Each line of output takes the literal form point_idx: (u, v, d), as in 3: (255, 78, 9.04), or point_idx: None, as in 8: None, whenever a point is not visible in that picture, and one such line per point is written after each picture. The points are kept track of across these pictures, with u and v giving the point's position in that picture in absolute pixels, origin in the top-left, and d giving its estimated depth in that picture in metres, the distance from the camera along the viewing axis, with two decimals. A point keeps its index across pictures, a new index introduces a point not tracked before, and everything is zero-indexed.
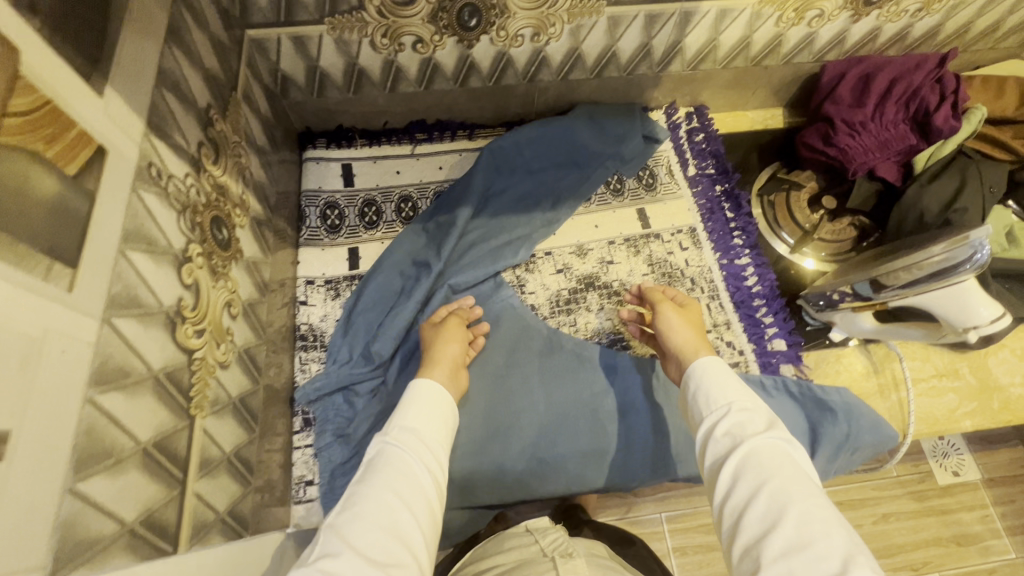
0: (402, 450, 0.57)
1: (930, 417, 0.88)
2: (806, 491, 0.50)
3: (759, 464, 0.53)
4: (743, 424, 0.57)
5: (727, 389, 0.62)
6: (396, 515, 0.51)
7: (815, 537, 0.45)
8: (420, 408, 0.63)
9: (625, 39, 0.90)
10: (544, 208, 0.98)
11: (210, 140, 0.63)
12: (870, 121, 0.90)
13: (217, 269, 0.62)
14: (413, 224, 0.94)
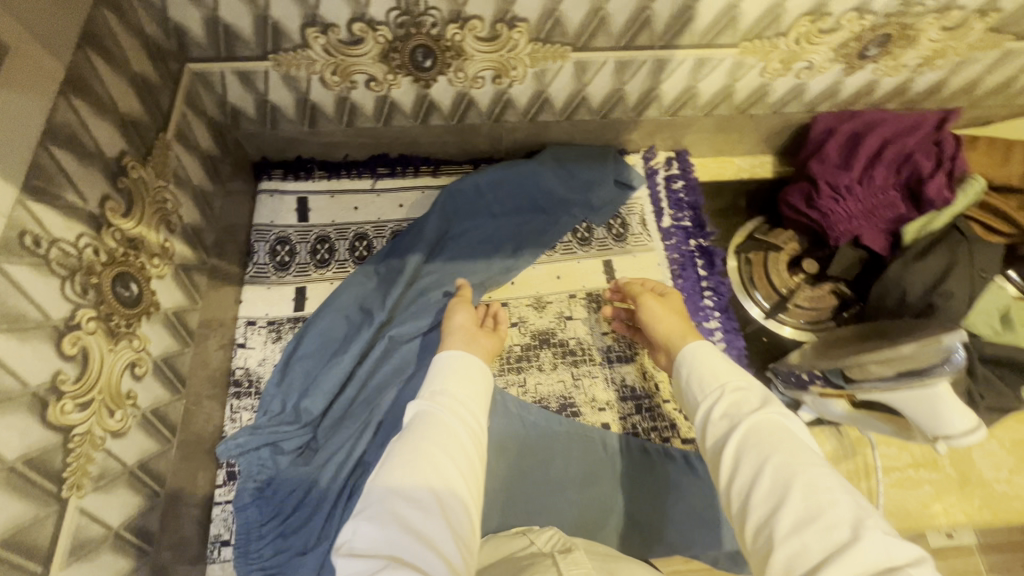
0: (435, 409, 0.54)
1: (903, 512, 0.81)
2: (810, 464, 0.46)
3: (762, 439, 0.49)
4: (740, 404, 0.53)
5: (719, 373, 0.57)
6: (436, 469, 0.48)
7: (823, 509, 0.42)
8: (450, 372, 0.60)
9: (595, 83, 0.84)
10: (505, 252, 0.93)
11: (119, 192, 0.60)
12: (857, 185, 0.83)
13: (117, 330, 0.58)
14: (364, 265, 0.88)
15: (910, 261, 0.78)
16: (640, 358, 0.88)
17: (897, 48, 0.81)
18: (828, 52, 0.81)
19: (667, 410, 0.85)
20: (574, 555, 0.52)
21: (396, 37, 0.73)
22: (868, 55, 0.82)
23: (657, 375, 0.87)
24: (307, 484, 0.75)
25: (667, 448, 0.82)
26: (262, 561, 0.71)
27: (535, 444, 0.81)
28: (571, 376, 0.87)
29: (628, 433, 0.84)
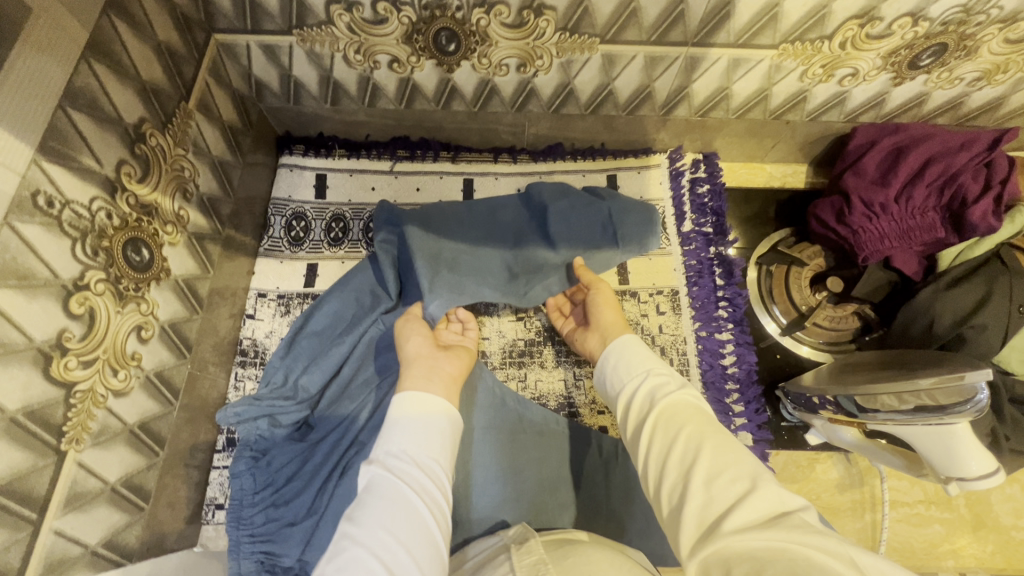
0: (394, 480, 0.54)
1: (906, 549, 0.78)
2: (718, 431, 0.47)
3: (671, 416, 0.49)
4: (659, 387, 0.55)
5: (636, 369, 0.58)
6: (390, 556, 0.48)
7: (728, 465, 0.42)
8: (409, 428, 0.59)
9: (622, 79, 0.81)
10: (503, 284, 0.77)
11: (136, 158, 0.61)
12: (893, 205, 0.79)
13: (126, 293, 0.59)
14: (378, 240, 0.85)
15: (942, 288, 0.73)
16: None
17: (953, 59, 0.75)
18: (875, 60, 0.76)
19: None
20: (529, 546, 0.53)
21: (420, 18, 0.72)
22: (920, 65, 0.76)
23: None
24: (302, 457, 0.77)
25: None
26: (252, 529, 0.73)
27: (531, 442, 0.79)
28: (572, 376, 0.86)
29: (625, 439, 0.83)
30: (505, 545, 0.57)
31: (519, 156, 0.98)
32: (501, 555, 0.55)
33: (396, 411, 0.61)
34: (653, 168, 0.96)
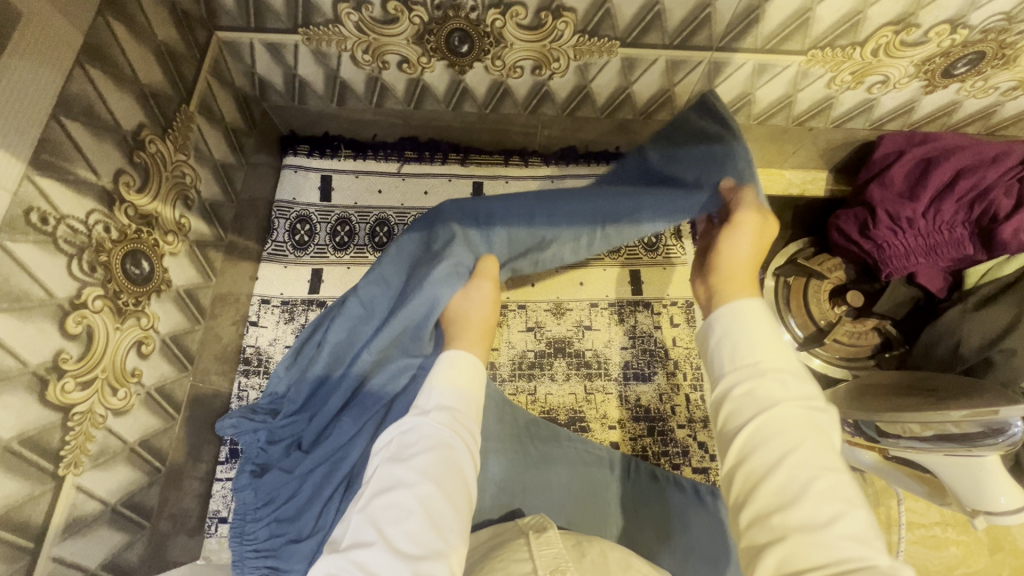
0: (438, 428, 0.56)
1: (921, 571, 0.76)
2: (832, 466, 0.42)
3: (782, 433, 0.44)
4: (772, 390, 0.46)
5: (773, 365, 0.47)
6: (428, 498, 0.51)
7: (837, 517, 0.39)
8: (453, 382, 0.61)
9: (641, 83, 0.78)
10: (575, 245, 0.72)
11: (135, 167, 0.58)
12: (920, 219, 0.75)
13: (125, 308, 0.57)
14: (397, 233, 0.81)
15: (970, 309, 0.71)
16: (658, 378, 0.84)
17: (990, 68, 0.72)
18: (908, 67, 0.72)
19: (679, 436, 0.82)
20: (548, 536, 0.58)
21: (432, 18, 0.68)
22: (954, 73, 0.73)
23: (675, 399, 0.83)
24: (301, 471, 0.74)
25: (676, 477, 0.78)
26: (255, 543, 0.73)
27: (537, 455, 0.77)
28: (583, 390, 0.84)
29: (637, 455, 0.81)
30: (524, 531, 0.62)
31: (530, 159, 0.96)
32: (521, 539, 0.60)
33: (446, 366, 0.62)
34: None
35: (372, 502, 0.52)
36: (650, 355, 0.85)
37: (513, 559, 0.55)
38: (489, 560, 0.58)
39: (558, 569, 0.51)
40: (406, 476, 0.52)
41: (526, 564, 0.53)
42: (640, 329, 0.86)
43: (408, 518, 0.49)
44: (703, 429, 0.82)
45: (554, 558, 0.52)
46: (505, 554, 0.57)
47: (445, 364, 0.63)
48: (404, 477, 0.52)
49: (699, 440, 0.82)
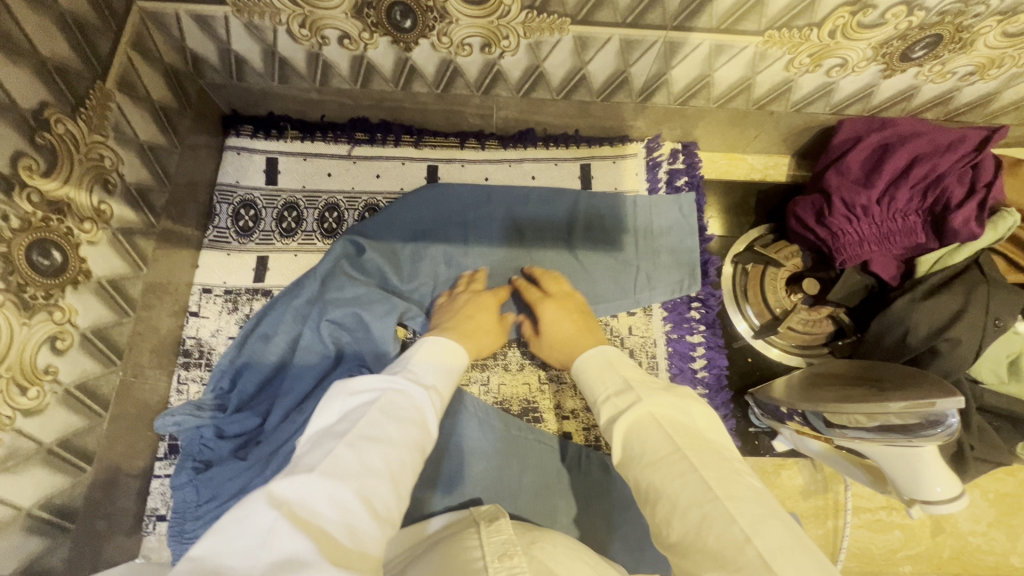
0: (422, 406, 0.59)
1: (866, 555, 0.78)
2: (676, 454, 0.51)
3: (636, 442, 0.55)
4: (618, 406, 0.60)
5: (605, 379, 0.64)
6: (402, 464, 0.51)
7: (676, 495, 0.48)
8: (440, 368, 0.66)
9: (595, 63, 0.75)
10: (533, 294, 0.85)
11: (39, 150, 0.54)
12: (874, 206, 0.74)
13: (33, 302, 0.54)
14: (354, 230, 0.84)
15: (919, 298, 0.71)
16: None
17: (947, 52, 0.70)
18: (866, 50, 0.70)
19: None
20: (498, 524, 0.57)
21: None
22: (912, 57, 0.71)
23: None
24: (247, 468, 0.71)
25: None
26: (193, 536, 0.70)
27: (506, 448, 0.78)
28: (538, 379, 0.82)
29: (590, 445, 0.80)
30: (476, 520, 0.60)
31: (487, 141, 0.93)
32: (471, 529, 0.58)
33: (439, 356, 0.68)
34: (629, 158, 0.93)
35: (355, 442, 0.49)
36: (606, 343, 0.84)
37: (461, 547, 0.53)
38: (439, 547, 0.57)
39: (506, 553, 0.50)
40: (393, 432, 0.53)
41: (473, 551, 0.52)
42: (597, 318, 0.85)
43: (381, 477, 0.48)
44: None
45: (503, 544, 0.52)
46: (454, 542, 0.55)
47: (437, 353, 0.68)
48: (392, 436, 0.52)
49: None
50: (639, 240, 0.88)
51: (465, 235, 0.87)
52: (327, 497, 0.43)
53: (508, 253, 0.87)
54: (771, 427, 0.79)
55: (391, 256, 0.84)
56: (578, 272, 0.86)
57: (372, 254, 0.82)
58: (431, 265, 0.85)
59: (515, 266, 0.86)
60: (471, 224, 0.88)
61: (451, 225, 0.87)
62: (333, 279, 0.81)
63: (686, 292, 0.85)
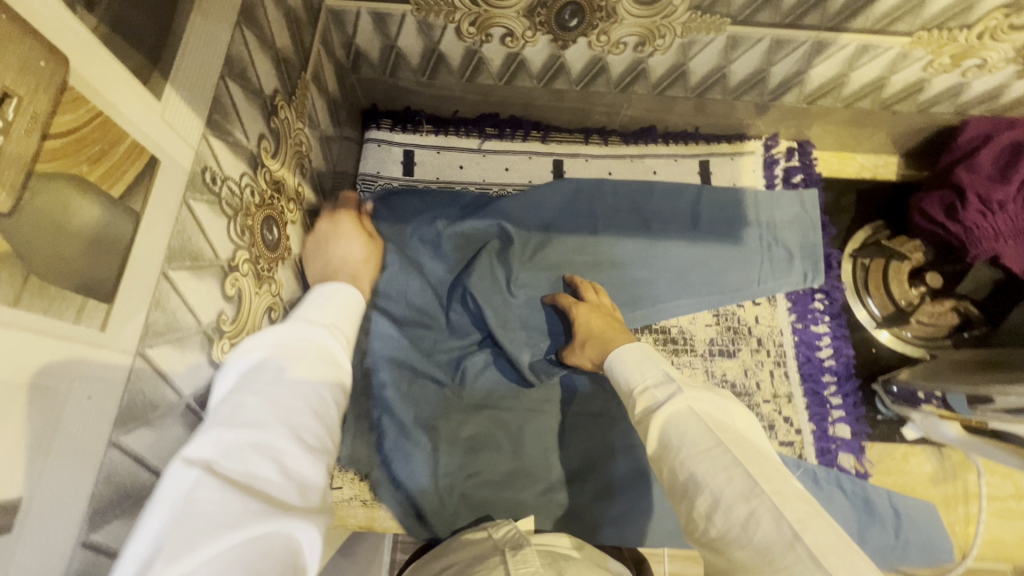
0: (329, 338, 0.50)
1: (998, 542, 0.79)
2: (714, 451, 0.49)
3: (675, 432, 0.53)
4: (652, 395, 0.58)
5: (641, 368, 0.62)
6: (319, 404, 0.45)
7: (723, 491, 0.46)
8: (334, 303, 0.56)
9: (740, 62, 0.79)
10: (662, 285, 0.88)
11: (272, 132, 0.58)
12: (1011, 202, 0.77)
13: (262, 273, 0.58)
14: (493, 220, 0.87)
15: None
16: (743, 355, 0.86)
17: None
18: (1008, 51, 0.74)
19: (767, 411, 0.83)
20: (524, 552, 0.56)
21: None
22: None
23: (760, 373, 0.85)
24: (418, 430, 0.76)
25: None
26: (372, 490, 0.76)
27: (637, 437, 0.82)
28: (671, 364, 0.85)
29: None
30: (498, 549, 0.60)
31: (610, 137, 0.97)
32: (495, 558, 0.58)
33: (329, 294, 0.57)
34: (747, 156, 0.95)
35: (268, 384, 0.43)
36: (734, 331, 0.87)
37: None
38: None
39: None
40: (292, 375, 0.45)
41: None
42: (724, 307, 0.88)
43: (303, 415, 0.43)
44: (788, 404, 0.83)
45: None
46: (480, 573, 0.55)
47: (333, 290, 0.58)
48: (305, 371, 0.46)
49: (785, 415, 0.83)
50: (765, 234, 0.91)
51: (592, 226, 0.91)
52: (248, 450, 0.39)
53: (636, 243, 0.90)
54: (900, 415, 0.82)
55: (530, 249, 0.88)
56: (705, 265, 0.89)
57: (513, 246, 0.87)
58: (564, 256, 0.89)
59: (643, 256, 0.90)
60: (599, 216, 0.92)
61: (578, 216, 0.91)
62: (472, 262, 0.85)
63: (811, 284, 0.88)
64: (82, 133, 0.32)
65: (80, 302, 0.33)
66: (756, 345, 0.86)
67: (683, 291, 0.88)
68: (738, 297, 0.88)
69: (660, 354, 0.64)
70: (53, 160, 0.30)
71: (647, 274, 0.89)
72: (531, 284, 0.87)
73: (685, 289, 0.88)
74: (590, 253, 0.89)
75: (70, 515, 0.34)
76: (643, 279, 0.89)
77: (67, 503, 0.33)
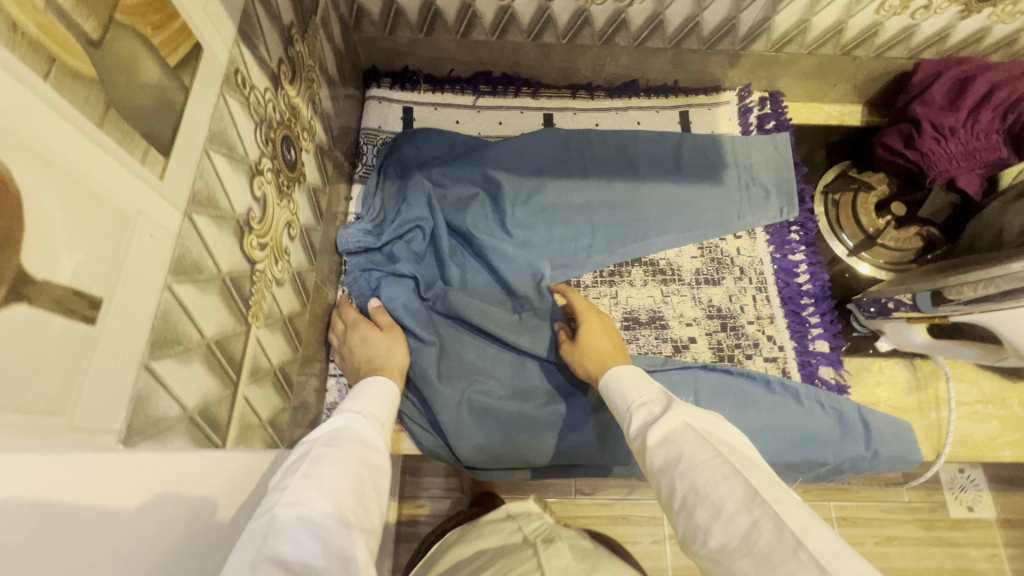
0: (366, 428, 0.54)
1: (969, 442, 0.85)
2: (711, 465, 0.49)
3: (672, 446, 0.52)
4: (656, 415, 0.58)
5: (640, 388, 0.63)
6: (362, 483, 0.47)
7: (724, 499, 0.46)
8: (368, 397, 0.61)
9: (712, 9, 0.86)
10: (649, 223, 0.94)
11: (289, 59, 0.64)
12: (961, 128, 0.85)
13: (283, 188, 0.63)
14: (488, 167, 0.93)
15: (1012, 200, 0.80)
16: (727, 282, 0.92)
17: None
18: None
19: (751, 330, 0.89)
20: None
21: None
22: None
23: (743, 298, 0.91)
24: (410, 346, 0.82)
25: (748, 370, 0.86)
26: None
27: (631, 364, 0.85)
28: (660, 293, 0.91)
29: (713, 349, 0.88)
30: None
31: (596, 93, 1.04)
32: None
33: (363, 395, 0.62)
34: (723, 105, 1.03)
35: (311, 467, 0.46)
36: (718, 261, 0.93)
37: None
38: None
39: None
40: (334, 457, 0.48)
41: None
42: (708, 241, 0.95)
43: (347, 487, 0.46)
44: (771, 324, 0.89)
45: None
46: None
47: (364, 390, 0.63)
48: (347, 452, 0.49)
49: (768, 333, 0.89)
50: (743, 174, 0.97)
51: (582, 170, 0.97)
52: (298, 530, 0.41)
53: (623, 185, 0.96)
54: (874, 329, 0.88)
55: (526, 193, 0.94)
56: (689, 203, 0.95)
57: (508, 187, 0.92)
58: (558, 198, 0.94)
59: (630, 197, 0.96)
60: (587, 164, 0.98)
61: (568, 161, 0.97)
62: (466, 203, 0.92)
63: (787, 217, 0.95)
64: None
65: (144, 148, 0.38)
66: (738, 273, 0.92)
67: (667, 228, 0.94)
68: (720, 229, 0.94)
69: (658, 379, 0.64)
70: (128, 14, 0.36)
71: (635, 213, 0.94)
72: (526, 223, 0.92)
73: (670, 225, 0.94)
74: (582, 195, 0.95)
75: (137, 338, 0.38)
76: (633, 218, 0.94)
77: (136, 327, 0.38)
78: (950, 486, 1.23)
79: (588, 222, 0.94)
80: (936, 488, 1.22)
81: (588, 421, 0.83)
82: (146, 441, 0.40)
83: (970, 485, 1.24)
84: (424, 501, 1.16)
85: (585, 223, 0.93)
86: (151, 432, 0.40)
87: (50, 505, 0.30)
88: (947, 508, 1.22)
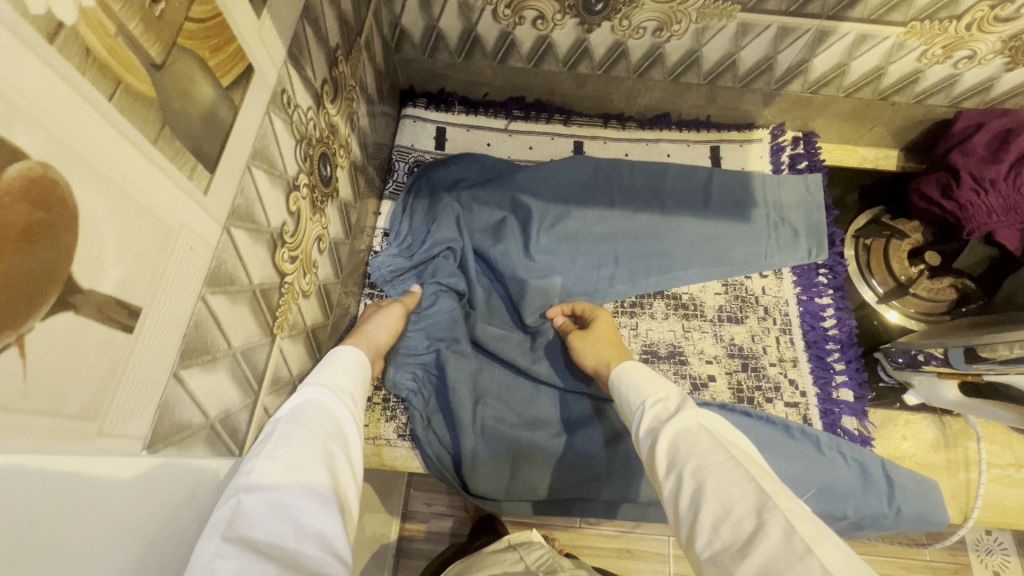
0: (335, 404, 0.54)
1: (1000, 508, 0.80)
2: (720, 467, 0.47)
3: (679, 449, 0.51)
4: (666, 413, 0.57)
5: (653, 385, 0.62)
6: (329, 461, 0.47)
7: (734, 501, 0.44)
8: (340, 367, 0.61)
9: (749, 49, 0.87)
10: (674, 256, 0.93)
11: (332, 80, 0.66)
12: (1002, 180, 0.82)
13: (316, 203, 0.65)
14: (516, 193, 0.94)
15: None
16: (750, 321, 0.91)
17: None
18: (995, 43, 0.81)
19: (772, 373, 0.87)
20: None
21: None
22: None
23: (766, 339, 0.89)
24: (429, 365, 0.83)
25: (767, 414, 0.84)
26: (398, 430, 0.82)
27: None
28: (681, 328, 0.90)
29: (733, 389, 0.86)
30: None
31: (628, 123, 1.05)
32: None
33: (333, 365, 0.61)
34: (755, 143, 1.03)
35: (275, 448, 0.45)
36: (742, 300, 0.92)
37: None
38: None
39: None
40: (300, 437, 0.47)
41: None
42: (733, 278, 0.93)
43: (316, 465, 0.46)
44: (793, 367, 0.87)
45: None
46: None
47: (341, 357, 0.63)
48: (314, 431, 0.49)
49: (790, 377, 0.87)
50: (772, 212, 0.96)
51: (609, 199, 0.97)
52: (267, 513, 0.41)
53: (649, 218, 0.96)
54: (902, 380, 0.85)
55: (553, 219, 0.94)
56: (715, 238, 0.95)
57: (534, 212, 0.93)
58: (584, 226, 0.94)
59: (656, 229, 0.95)
60: (613, 194, 0.98)
61: (595, 190, 0.97)
62: (494, 227, 0.93)
63: (815, 259, 0.93)
64: (209, 25, 0.39)
65: (192, 165, 0.39)
66: (762, 313, 0.91)
67: (692, 262, 0.93)
68: (745, 266, 0.93)
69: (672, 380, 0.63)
70: (190, 38, 0.37)
71: (660, 246, 0.94)
72: (551, 249, 0.93)
73: (696, 260, 0.93)
74: (607, 224, 0.95)
75: (170, 347, 0.39)
76: (657, 249, 0.94)
77: (169, 336, 0.39)
78: (975, 547, 1.17)
79: (612, 252, 0.93)
80: (960, 549, 1.17)
81: (600, 453, 0.82)
82: (167, 447, 0.41)
83: (998, 549, 1.17)
84: (428, 520, 1.15)
85: (609, 253, 0.93)
86: (174, 439, 0.41)
87: (73, 511, 0.30)
88: (971, 569, 1.16)
